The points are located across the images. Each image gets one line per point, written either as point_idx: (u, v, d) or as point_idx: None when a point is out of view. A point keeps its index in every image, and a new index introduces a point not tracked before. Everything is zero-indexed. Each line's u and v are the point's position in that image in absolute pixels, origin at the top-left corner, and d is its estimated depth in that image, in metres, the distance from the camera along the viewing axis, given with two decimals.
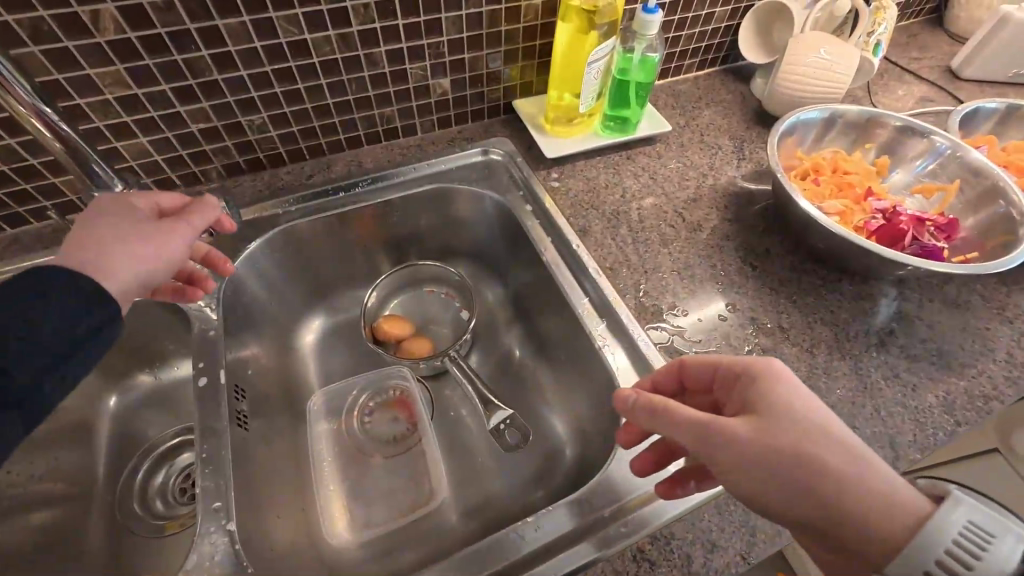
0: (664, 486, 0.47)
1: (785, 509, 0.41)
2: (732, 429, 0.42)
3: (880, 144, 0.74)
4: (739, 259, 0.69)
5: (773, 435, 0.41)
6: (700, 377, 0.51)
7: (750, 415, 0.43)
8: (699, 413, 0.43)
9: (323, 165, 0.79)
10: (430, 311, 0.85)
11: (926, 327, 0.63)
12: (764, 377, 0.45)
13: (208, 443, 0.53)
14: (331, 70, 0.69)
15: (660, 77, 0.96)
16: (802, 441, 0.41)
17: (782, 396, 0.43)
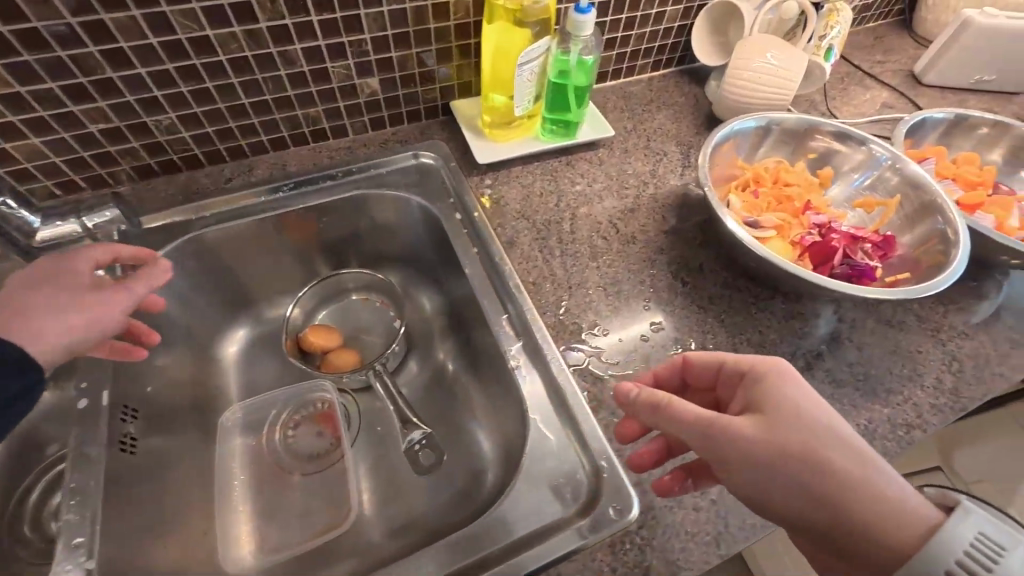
0: (665, 482, 0.47)
1: (792, 511, 0.40)
2: (740, 429, 0.41)
3: (821, 154, 0.72)
4: (670, 274, 0.66)
5: (784, 437, 0.40)
6: (703, 376, 0.50)
7: (759, 415, 0.42)
8: (705, 410, 0.42)
9: (245, 167, 0.75)
10: (360, 321, 0.82)
11: (856, 349, 0.61)
12: (774, 377, 0.44)
13: (78, 473, 0.52)
14: (243, 68, 0.65)
15: (611, 78, 0.92)
16: (814, 443, 0.40)
17: (792, 397, 0.42)
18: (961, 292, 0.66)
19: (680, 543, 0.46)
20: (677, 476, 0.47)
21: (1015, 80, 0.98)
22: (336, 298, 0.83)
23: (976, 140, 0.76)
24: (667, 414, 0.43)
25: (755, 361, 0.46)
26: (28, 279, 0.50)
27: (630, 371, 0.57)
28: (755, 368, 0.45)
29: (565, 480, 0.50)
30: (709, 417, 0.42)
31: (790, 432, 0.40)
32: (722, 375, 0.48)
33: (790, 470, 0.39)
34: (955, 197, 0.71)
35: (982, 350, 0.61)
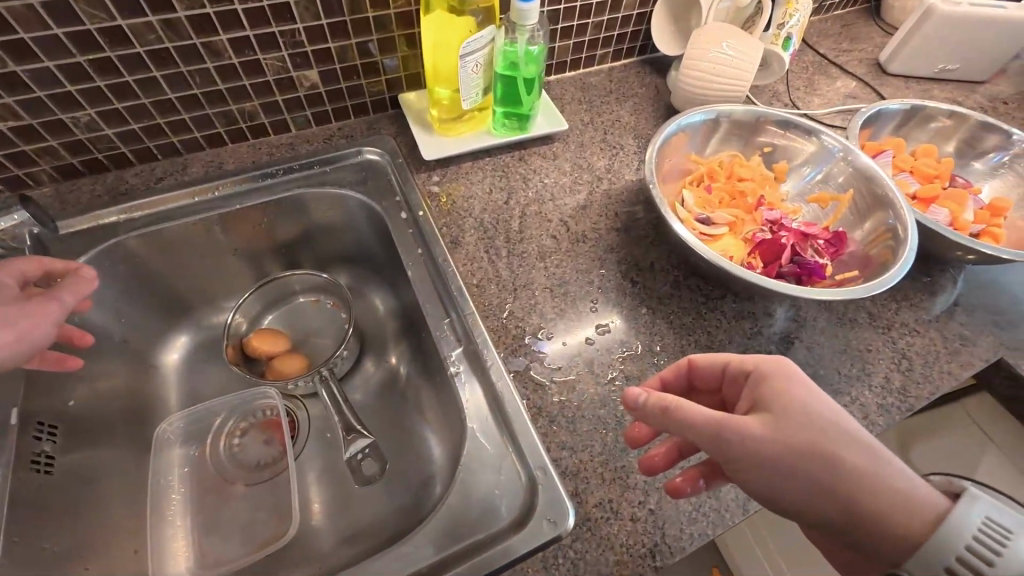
0: (678, 483, 0.44)
1: (804, 506, 0.39)
2: (751, 430, 0.39)
3: (777, 146, 0.70)
4: (620, 273, 0.64)
5: (795, 435, 0.39)
6: (708, 377, 0.47)
7: (768, 414, 0.40)
8: (713, 412, 0.40)
9: (178, 166, 0.71)
10: (308, 323, 0.79)
11: (805, 349, 0.59)
12: (780, 375, 0.42)
13: None
14: (164, 61, 0.61)
15: (569, 69, 0.89)
16: (824, 441, 0.39)
17: (800, 395, 0.41)
18: (914, 287, 0.65)
19: (613, 555, 0.45)
20: (689, 477, 0.45)
21: (979, 69, 0.97)
22: (283, 302, 0.80)
23: (932, 132, 0.75)
24: (675, 418, 0.40)
25: (760, 359, 0.44)
26: None
27: (573, 376, 0.55)
28: (761, 367, 0.43)
29: (500, 493, 0.48)
30: (719, 419, 0.39)
31: (800, 430, 0.39)
32: (727, 373, 0.46)
33: (800, 467, 0.38)
34: (911, 191, 0.70)
35: (932, 347, 0.60)
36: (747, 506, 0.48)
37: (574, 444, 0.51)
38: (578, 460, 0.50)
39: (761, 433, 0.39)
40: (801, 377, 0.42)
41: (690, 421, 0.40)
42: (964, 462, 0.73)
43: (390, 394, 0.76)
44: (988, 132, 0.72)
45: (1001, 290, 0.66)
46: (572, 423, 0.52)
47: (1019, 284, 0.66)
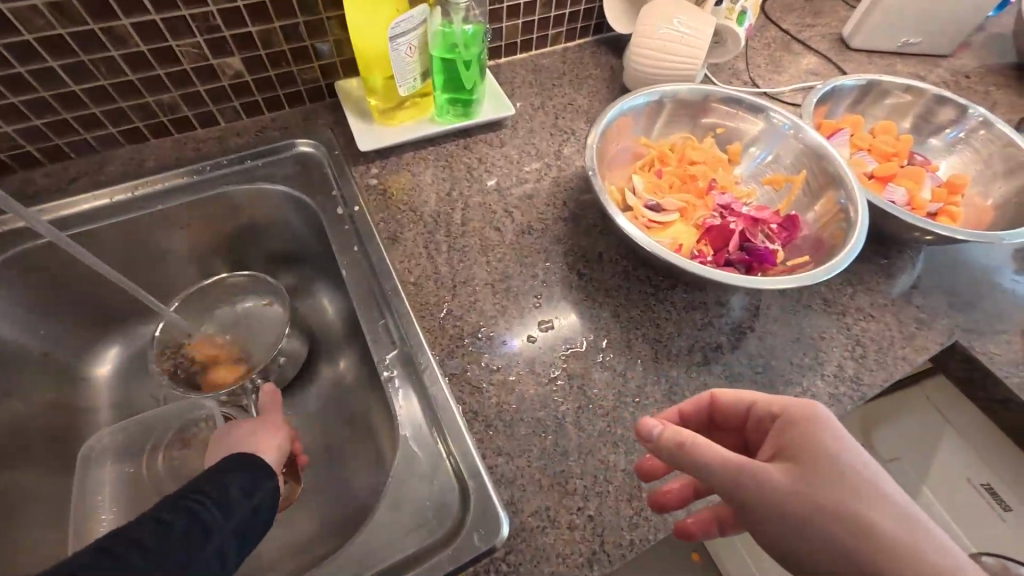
0: (688, 530, 0.43)
1: (824, 570, 0.35)
2: (770, 478, 0.37)
3: (731, 128, 0.67)
4: (567, 266, 0.61)
5: (817, 487, 0.36)
6: (734, 417, 0.45)
7: (791, 461, 0.38)
8: (729, 454, 0.38)
9: (95, 164, 0.66)
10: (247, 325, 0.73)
11: (756, 339, 0.57)
12: (808, 420, 0.39)
13: None
14: (61, 51, 0.56)
15: (520, 50, 0.85)
16: (852, 500, 0.35)
17: (830, 444, 0.37)
18: (869, 271, 0.63)
19: (548, 567, 0.43)
20: (702, 520, 0.43)
21: (942, 42, 0.94)
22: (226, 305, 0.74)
23: (889, 108, 0.72)
24: (689, 459, 0.38)
25: (788, 401, 0.41)
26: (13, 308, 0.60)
27: (512, 377, 0.52)
28: (788, 410, 0.41)
29: (434, 507, 0.45)
30: (734, 460, 0.37)
31: (825, 483, 0.36)
32: (753, 414, 0.43)
33: (818, 522, 0.35)
34: (869, 169, 0.68)
35: (887, 332, 0.58)
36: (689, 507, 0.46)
37: (511, 450, 0.48)
38: (516, 467, 0.47)
39: (783, 482, 0.36)
40: (833, 425, 0.39)
41: (704, 460, 0.38)
42: (924, 446, 0.72)
43: None
44: (942, 106, 0.70)
45: (957, 270, 0.64)
46: (509, 427, 0.49)
47: (976, 263, 0.64)
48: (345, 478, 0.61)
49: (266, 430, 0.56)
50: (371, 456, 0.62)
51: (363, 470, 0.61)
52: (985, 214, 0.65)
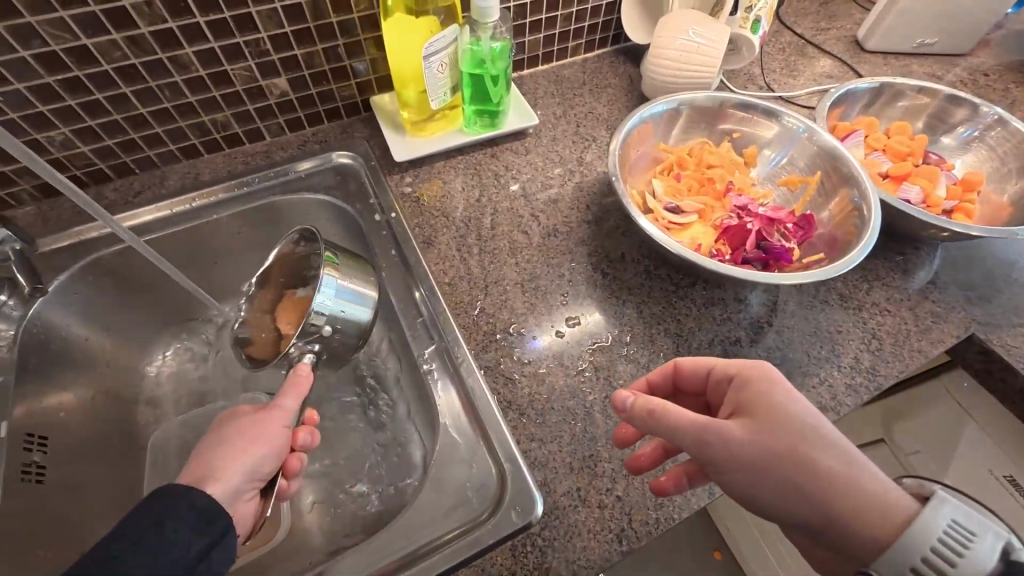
0: (660, 483, 0.45)
1: (780, 509, 0.39)
2: (733, 435, 0.39)
3: (745, 131, 0.70)
4: (590, 266, 0.65)
5: (771, 438, 0.39)
6: (697, 381, 0.47)
7: (749, 418, 0.41)
8: (697, 416, 0.40)
9: (157, 179, 0.73)
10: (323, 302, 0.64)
11: (775, 334, 0.60)
12: (761, 378, 0.42)
13: None
14: (133, 78, 0.62)
15: (541, 62, 0.89)
16: (804, 447, 0.38)
17: (780, 399, 0.41)
18: (885, 267, 0.65)
19: (581, 542, 0.46)
20: (673, 475, 0.46)
21: (959, 41, 0.95)
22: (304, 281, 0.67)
23: (903, 109, 0.74)
24: (662, 423, 0.41)
25: (744, 364, 0.44)
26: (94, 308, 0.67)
27: (542, 370, 0.56)
28: (744, 370, 0.43)
29: (473, 490, 0.49)
30: (698, 421, 0.40)
31: (779, 434, 0.39)
32: (712, 377, 0.46)
33: (773, 469, 0.38)
34: (884, 169, 0.70)
35: (904, 326, 0.61)
36: (712, 488, 0.48)
37: (543, 436, 0.52)
38: (548, 451, 0.51)
39: (743, 438, 0.39)
40: (781, 381, 0.42)
41: (676, 424, 0.40)
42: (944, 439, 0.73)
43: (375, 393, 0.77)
44: (956, 106, 0.72)
45: (973, 265, 0.66)
46: (541, 416, 0.53)
47: (992, 258, 0.66)
48: (386, 465, 0.66)
49: (238, 448, 0.48)
50: (409, 444, 0.65)
51: (402, 458, 0.65)
52: (1000, 210, 0.66)
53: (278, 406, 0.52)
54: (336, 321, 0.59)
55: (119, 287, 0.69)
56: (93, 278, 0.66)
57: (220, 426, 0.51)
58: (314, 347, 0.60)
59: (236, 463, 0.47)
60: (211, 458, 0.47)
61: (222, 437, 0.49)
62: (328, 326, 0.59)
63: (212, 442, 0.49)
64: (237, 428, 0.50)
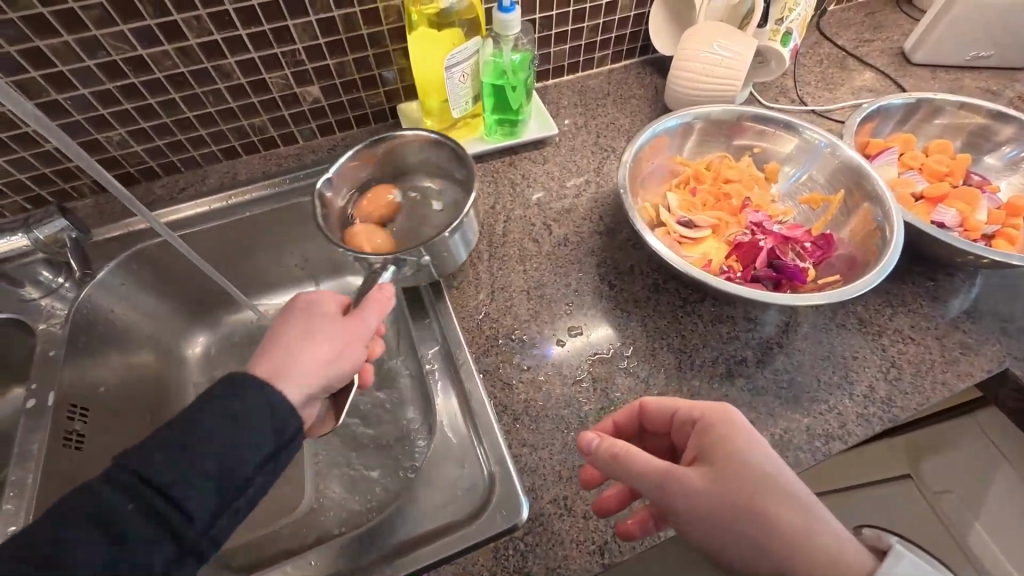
0: (629, 527, 0.44)
1: (743, 564, 0.38)
2: (691, 483, 0.38)
3: (766, 145, 0.68)
4: (598, 277, 0.65)
5: (731, 488, 0.38)
6: (662, 422, 0.46)
7: (710, 465, 0.39)
8: (658, 462, 0.40)
9: (199, 177, 0.78)
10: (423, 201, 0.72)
11: (784, 356, 0.58)
12: (723, 423, 0.41)
13: (16, 469, 0.56)
14: (182, 84, 0.68)
15: (567, 73, 0.90)
16: (761, 498, 0.37)
17: (741, 445, 0.40)
18: (912, 292, 0.62)
19: (562, 551, 0.46)
20: (639, 519, 0.45)
21: (1019, 54, 0.89)
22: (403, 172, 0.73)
23: (943, 126, 0.71)
24: (625, 467, 0.40)
25: (707, 406, 0.43)
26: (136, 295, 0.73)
27: (541, 377, 0.57)
28: (706, 413, 0.42)
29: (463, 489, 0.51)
30: (658, 467, 0.39)
31: (739, 483, 0.38)
32: (676, 419, 0.44)
33: (733, 522, 0.37)
34: (918, 189, 0.66)
35: (927, 356, 0.57)
36: None
37: (535, 442, 0.52)
38: (538, 457, 0.51)
39: (700, 487, 0.38)
40: (743, 426, 0.41)
41: (636, 470, 0.40)
42: None
43: None
44: (1004, 124, 0.67)
45: (1013, 296, 0.61)
46: (535, 422, 0.54)
47: None
48: None
49: (328, 352, 0.48)
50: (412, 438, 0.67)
51: None
52: None
53: (369, 312, 0.52)
54: (436, 255, 0.60)
55: (159, 278, 0.75)
56: (137, 269, 0.72)
57: (302, 321, 0.49)
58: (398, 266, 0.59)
59: (321, 371, 0.47)
60: (303, 355, 0.46)
61: (309, 335, 0.48)
62: (431, 254, 0.59)
63: (295, 337, 0.47)
64: (329, 329, 0.49)
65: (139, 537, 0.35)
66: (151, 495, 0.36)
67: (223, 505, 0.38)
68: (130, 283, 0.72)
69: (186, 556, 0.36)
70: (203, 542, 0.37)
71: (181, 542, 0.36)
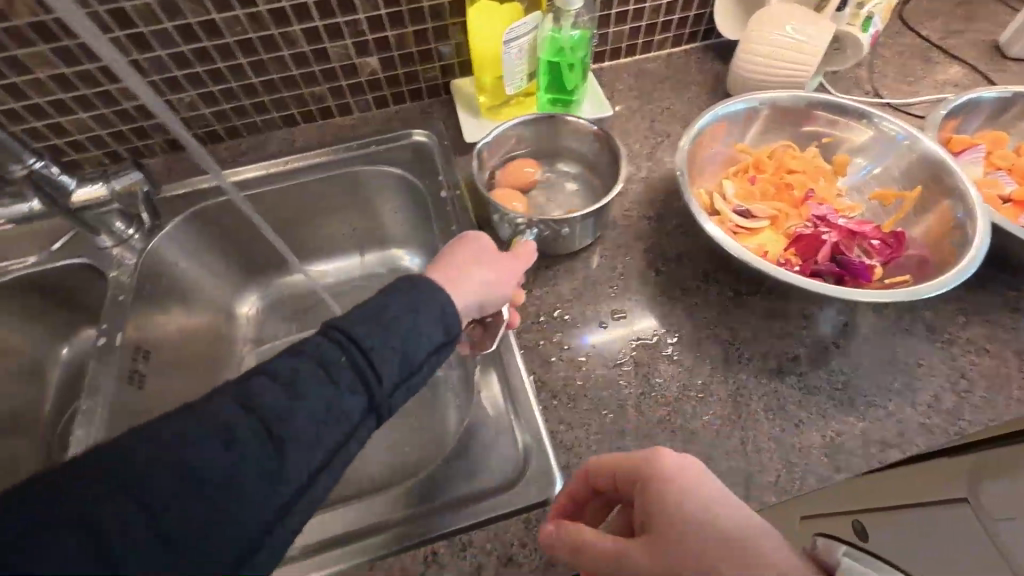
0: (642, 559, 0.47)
1: None
2: (639, 564, 0.37)
3: (835, 136, 0.64)
4: (645, 262, 0.63)
5: (683, 560, 0.35)
6: (608, 484, 0.43)
7: (650, 535, 0.37)
8: (609, 546, 0.39)
9: (259, 142, 0.81)
10: (559, 183, 0.67)
11: (841, 356, 0.55)
12: (654, 482, 0.39)
13: (88, 400, 0.60)
14: (250, 50, 0.70)
15: (624, 55, 0.87)
16: (713, 555, 0.35)
17: (676, 505, 0.38)
18: (990, 302, 0.57)
19: None
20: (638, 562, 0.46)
21: None
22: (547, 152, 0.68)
23: None
24: (582, 559, 0.39)
25: (637, 461, 0.41)
26: (196, 252, 0.77)
27: (581, 357, 0.56)
28: (638, 472, 0.40)
29: (495, 461, 0.51)
30: (608, 553, 0.38)
31: (683, 550, 0.36)
32: (619, 482, 0.42)
33: None
34: (1006, 192, 0.61)
35: (1002, 370, 0.53)
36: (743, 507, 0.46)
37: (571, 420, 0.52)
38: (574, 436, 0.51)
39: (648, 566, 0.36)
40: (678, 482, 0.39)
41: (592, 558, 0.39)
42: None
43: None
44: None
45: None
46: (573, 401, 0.53)
47: None
48: None
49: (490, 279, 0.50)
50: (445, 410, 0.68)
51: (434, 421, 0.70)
52: None
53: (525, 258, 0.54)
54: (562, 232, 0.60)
55: (217, 236, 0.78)
56: (198, 227, 0.76)
57: (472, 250, 0.51)
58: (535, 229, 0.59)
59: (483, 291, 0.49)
60: (470, 282, 0.49)
61: (477, 263, 0.51)
62: (569, 229, 0.59)
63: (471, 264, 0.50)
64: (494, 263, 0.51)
65: (342, 386, 0.37)
66: (328, 360, 0.37)
67: (403, 377, 0.40)
68: (190, 239, 0.75)
69: (373, 412, 0.38)
70: (385, 405, 0.39)
71: (371, 400, 0.38)
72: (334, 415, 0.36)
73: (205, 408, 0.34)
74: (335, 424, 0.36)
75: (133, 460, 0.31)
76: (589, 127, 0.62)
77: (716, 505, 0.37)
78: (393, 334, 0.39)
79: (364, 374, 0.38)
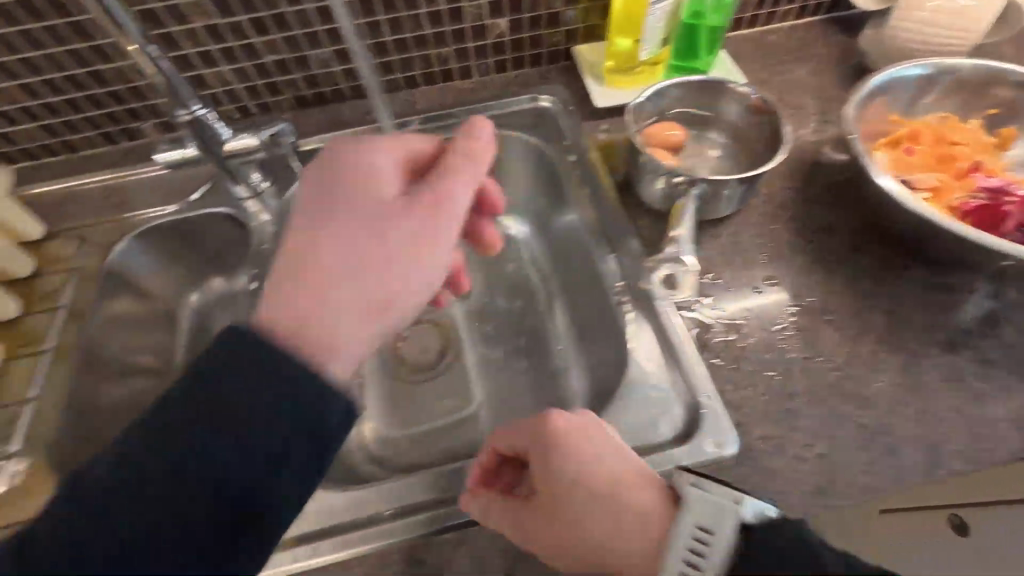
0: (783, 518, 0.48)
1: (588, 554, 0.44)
2: (532, 518, 0.44)
3: (1006, 107, 0.63)
4: (794, 231, 0.62)
5: (575, 505, 0.43)
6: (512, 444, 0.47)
7: (545, 493, 0.44)
8: (510, 504, 0.45)
9: (381, 102, 0.82)
10: (702, 152, 0.65)
11: (1016, 331, 0.53)
12: (540, 444, 0.45)
13: None
14: (390, 6, 0.70)
15: (748, 25, 0.84)
16: (641, 515, 0.43)
17: (581, 467, 0.44)
18: None
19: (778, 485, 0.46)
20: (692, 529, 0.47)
21: None
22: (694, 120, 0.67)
23: None
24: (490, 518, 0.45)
25: (530, 429, 0.46)
26: None
27: (739, 321, 0.56)
28: (535, 440, 0.46)
29: (666, 417, 0.51)
30: (513, 509, 0.44)
31: (586, 504, 0.43)
32: (518, 446, 0.46)
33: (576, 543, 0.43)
34: None
35: None
36: (930, 472, 0.46)
37: (738, 380, 0.52)
38: (744, 395, 0.51)
39: (604, 544, 0.43)
40: (599, 438, 0.45)
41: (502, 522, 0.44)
42: None
43: (529, 327, 0.81)
44: None
45: None
46: (738, 362, 0.53)
47: None
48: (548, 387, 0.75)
49: (345, 233, 0.41)
50: (568, 377, 0.76)
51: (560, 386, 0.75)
52: None
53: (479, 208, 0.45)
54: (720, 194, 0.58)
55: None
56: None
57: (328, 180, 0.42)
58: (700, 186, 0.58)
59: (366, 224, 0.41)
60: (409, 239, 0.42)
61: (344, 234, 0.41)
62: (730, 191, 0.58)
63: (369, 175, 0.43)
64: (445, 212, 0.44)
65: (302, 400, 0.35)
66: (230, 380, 0.35)
67: None
68: None
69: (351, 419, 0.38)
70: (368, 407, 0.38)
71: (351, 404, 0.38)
72: (300, 433, 0.35)
73: (215, 402, 0.34)
74: (310, 427, 0.36)
75: (122, 484, 0.33)
76: (750, 95, 0.62)
77: (616, 464, 0.44)
78: (369, 312, 0.41)
79: (309, 371, 0.36)
